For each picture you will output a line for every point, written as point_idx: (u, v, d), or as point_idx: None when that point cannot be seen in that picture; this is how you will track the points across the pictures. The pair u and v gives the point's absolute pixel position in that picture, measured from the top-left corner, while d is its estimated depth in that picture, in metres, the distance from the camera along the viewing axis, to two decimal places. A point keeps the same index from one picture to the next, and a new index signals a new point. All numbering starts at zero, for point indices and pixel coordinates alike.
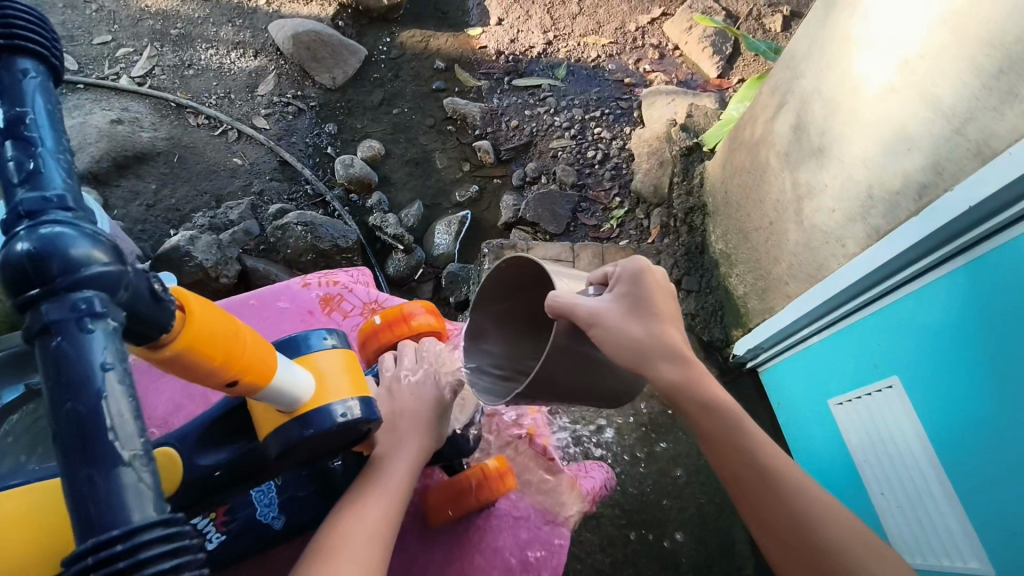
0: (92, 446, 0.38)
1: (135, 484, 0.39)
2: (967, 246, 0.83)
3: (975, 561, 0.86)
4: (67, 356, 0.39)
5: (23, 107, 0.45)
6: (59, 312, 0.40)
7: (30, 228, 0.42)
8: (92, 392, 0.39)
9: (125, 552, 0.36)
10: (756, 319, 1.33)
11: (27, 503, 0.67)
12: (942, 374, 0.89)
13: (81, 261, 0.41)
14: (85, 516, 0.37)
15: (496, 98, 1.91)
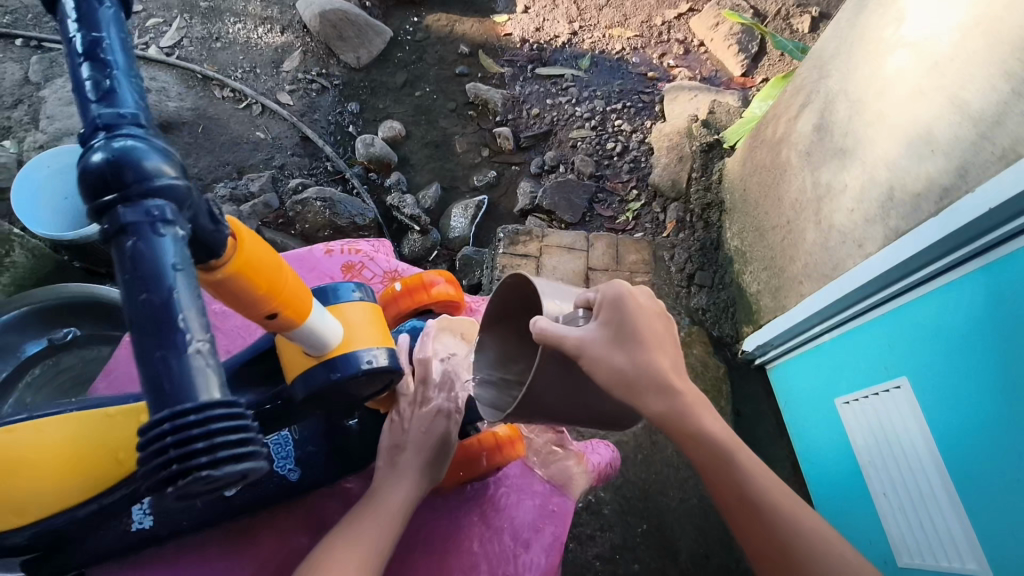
0: (166, 331, 0.40)
1: (203, 367, 0.40)
2: (985, 249, 0.83)
3: (974, 563, 0.87)
4: (142, 254, 0.41)
5: (99, 31, 0.46)
6: (134, 216, 0.42)
7: (106, 140, 0.43)
8: (166, 288, 0.41)
9: (198, 421, 0.37)
10: (767, 316, 1.34)
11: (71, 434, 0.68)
12: (954, 379, 0.89)
13: (155, 174, 0.43)
14: (159, 390, 0.39)
15: (519, 85, 1.92)
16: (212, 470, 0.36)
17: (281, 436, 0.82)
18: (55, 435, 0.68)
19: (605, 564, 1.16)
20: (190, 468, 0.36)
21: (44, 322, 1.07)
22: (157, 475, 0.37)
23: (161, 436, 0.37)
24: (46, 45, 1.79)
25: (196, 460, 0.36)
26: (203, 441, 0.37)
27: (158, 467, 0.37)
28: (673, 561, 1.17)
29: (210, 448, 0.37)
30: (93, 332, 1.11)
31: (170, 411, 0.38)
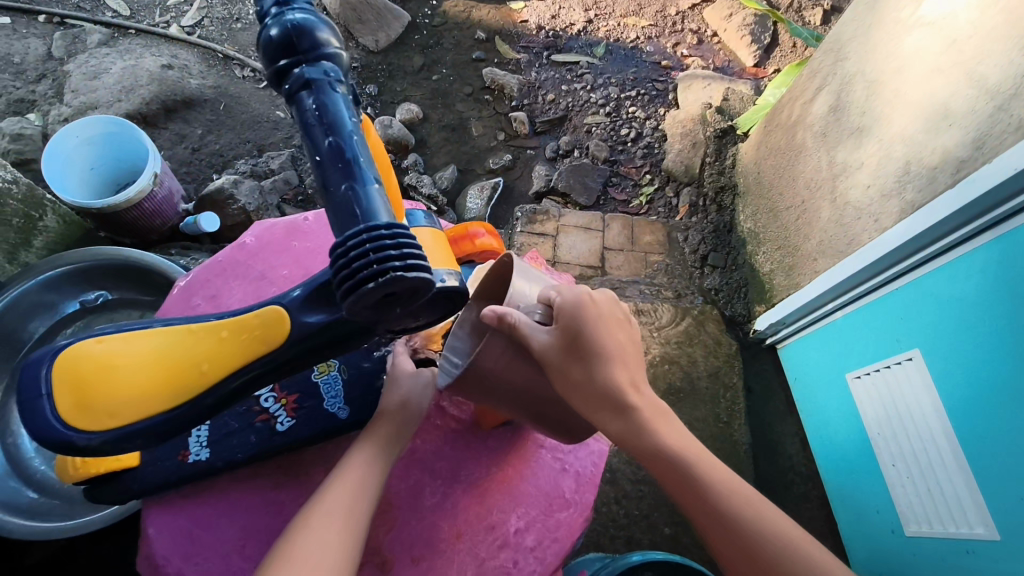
0: (349, 163, 0.53)
1: (379, 190, 0.53)
2: (999, 221, 0.86)
3: (981, 527, 0.91)
4: (325, 106, 0.54)
5: None
6: (315, 75, 0.55)
7: (281, 13, 0.55)
8: (346, 131, 0.53)
9: (388, 235, 0.46)
10: (780, 294, 1.37)
11: (141, 347, 0.61)
12: (966, 347, 0.91)
13: (325, 42, 0.56)
14: (351, 207, 0.51)
15: (534, 71, 1.94)
16: (407, 272, 0.45)
17: (331, 375, 0.81)
18: (130, 348, 0.61)
19: (620, 531, 1.19)
20: (387, 272, 0.44)
21: (77, 284, 1.08)
22: (354, 278, 0.45)
23: (361, 245, 0.46)
24: (70, 22, 1.81)
25: (392, 264, 0.45)
26: (394, 246, 0.45)
27: (355, 272, 0.45)
28: (686, 529, 1.20)
29: (403, 259, 0.45)
30: (126, 295, 1.13)
31: (367, 228, 0.47)
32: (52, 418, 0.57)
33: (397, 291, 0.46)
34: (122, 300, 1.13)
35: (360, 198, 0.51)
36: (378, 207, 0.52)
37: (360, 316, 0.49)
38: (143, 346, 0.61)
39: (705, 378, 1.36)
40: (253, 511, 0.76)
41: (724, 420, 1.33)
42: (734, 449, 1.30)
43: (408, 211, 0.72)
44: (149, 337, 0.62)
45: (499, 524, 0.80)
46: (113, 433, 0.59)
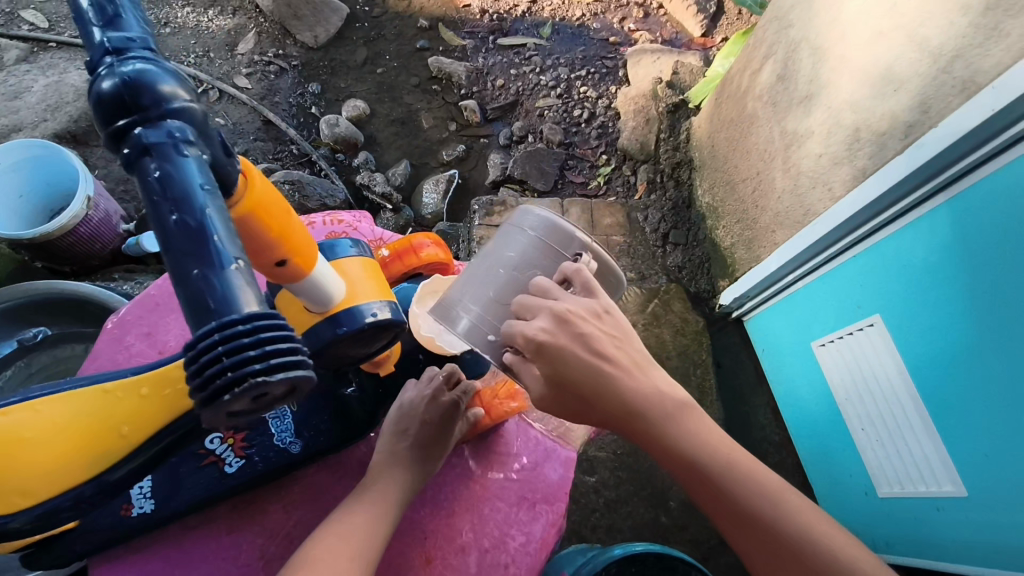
0: (202, 245, 0.39)
1: (244, 280, 0.39)
2: (950, 182, 0.86)
3: (949, 485, 0.93)
4: (168, 172, 0.41)
5: None
6: (156, 138, 0.42)
7: (115, 63, 0.43)
8: (196, 203, 0.40)
9: (247, 329, 0.36)
10: (742, 267, 1.37)
11: (45, 417, 0.59)
12: (926, 309, 0.92)
13: (172, 96, 0.43)
14: (200, 305, 0.38)
15: (481, 57, 1.90)
16: (267, 376, 0.35)
17: (280, 411, 0.76)
18: (39, 418, 0.58)
19: (602, 520, 1.18)
20: (243, 379, 0.34)
21: (7, 323, 1.01)
22: (205, 397, 0.35)
23: (210, 346, 0.35)
24: None
25: (250, 366, 0.34)
26: (254, 347, 0.35)
27: (204, 385, 0.35)
28: (665, 510, 1.21)
29: (264, 357, 0.35)
30: (64, 330, 1.07)
31: (220, 323, 0.36)
32: None
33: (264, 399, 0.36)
34: (63, 336, 1.07)
35: (215, 291, 0.38)
36: (241, 302, 0.38)
37: (219, 425, 0.38)
38: (52, 414, 0.59)
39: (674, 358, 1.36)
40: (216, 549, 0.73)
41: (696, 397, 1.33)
42: None
43: (331, 240, 0.69)
44: (59, 404, 0.60)
45: (474, 538, 0.79)
46: (30, 511, 0.56)
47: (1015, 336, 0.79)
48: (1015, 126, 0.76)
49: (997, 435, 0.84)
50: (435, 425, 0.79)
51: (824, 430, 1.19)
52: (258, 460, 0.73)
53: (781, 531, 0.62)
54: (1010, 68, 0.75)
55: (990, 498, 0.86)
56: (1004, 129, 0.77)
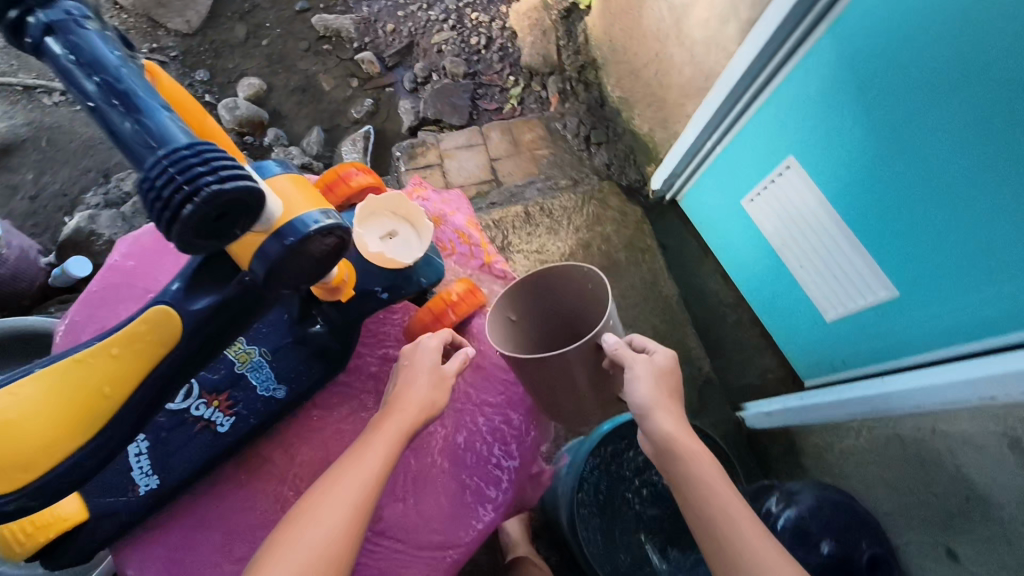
0: (129, 100, 0.50)
1: (172, 121, 0.50)
2: (829, 10, 0.91)
3: (883, 290, 1.02)
4: (81, 48, 0.51)
5: None
6: (57, 18, 0.52)
7: None
8: (112, 68, 0.51)
9: (192, 154, 0.44)
10: (664, 149, 1.42)
11: (25, 398, 0.57)
12: (832, 137, 0.99)
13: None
14: (146, 144, 0.49)
15: (365, 5, 1.84)
16: (221, 184, 0.43)
17: (256, 362, 0.79)
18: (19, 399, 0.57)
19: None
20: (200, 188, 0.42)
21: None
22: (169, 208, 0.43)
23: (165, 172, 0.43)
24: None
25: (203, 179, 0.43)
26: (203, 165, 0.43)
27: (166, 201, 0.43)
28: None
29: (214, 171, 0.44)
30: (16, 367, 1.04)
31: (167, 154, 0.44)
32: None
33: (222, 208, 0.44)
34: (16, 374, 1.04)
35: (151, 129, 0.49)
36: (175, 134, 0.49)
37: (193, 250, 0.47)
38: (32, 393, 0.58)
39: (623, 250, 1.41)
40: (234, 514, 0.76)
41: (650, 280, 1.40)
42: (667, 303, 1.38)
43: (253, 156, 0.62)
44: (36, 382, 0.58)
45: None
46: (39, 484, 0.58)
47: (912, 137, 0.87)
48: None
49: (914, 232, 0.92)
50: (435, 373, 0.77)
51: (770, 277, 1.28)
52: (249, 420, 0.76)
53: (712, 525, 0.68)
54: None
55: (920, 289, 0.96)
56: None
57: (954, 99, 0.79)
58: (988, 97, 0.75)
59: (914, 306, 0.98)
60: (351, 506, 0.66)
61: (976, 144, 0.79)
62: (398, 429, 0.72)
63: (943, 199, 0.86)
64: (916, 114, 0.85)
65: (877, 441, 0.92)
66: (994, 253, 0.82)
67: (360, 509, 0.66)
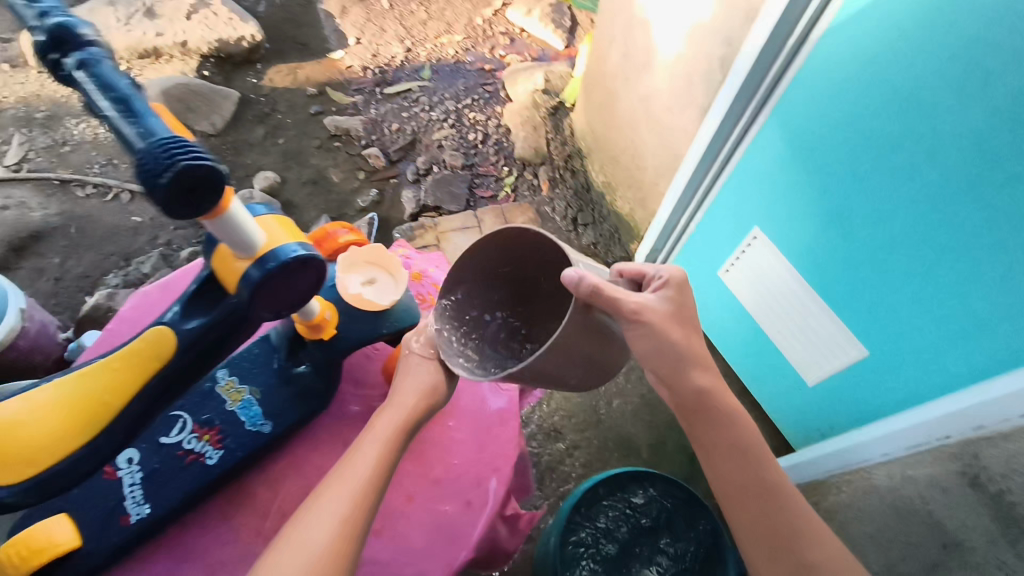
0: (128, 103, 0.50)
1: (128, 125, 0.49)
2: (771, 97, 1.04)
3: (855, 350, 1.08)
4: (104, 73, 0.52)
5: (74, 22, 0.52)
6: (84, 57, 0.51)
7: (71, 55, 0.51)
8: (121, 87, 0.51)
9: (173, 142, 0.48)
10: (645, 227, 1.51)
11: (65, 406, 0.70)
12: (795, 210, 1.08)
13: (90, 38, 0.52)
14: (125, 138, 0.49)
15: (373, 108, 2.03)
16: (197, 154, 0.49)
17: (246, 400, 0.89)
18: (45, 397, 0.71)
19: (581, 479, 1.28)
20: (184, 149, 0.48)
21: None
22: (148, 170, 0.47)
23: (171, 143, 0.48)
24: None
25: (184, 144, 0.49)
26: (174, 139, 0.48)
27: (154, 168, 0.47)
28: (636, 456, 1.31)
29: (181, 151, 0.48)
30: None
31: (157, 143, 0.48)
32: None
33: (190, 183, 0.49)
34: None
35: (144, 125, 0.49)
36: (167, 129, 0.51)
37: (174, 211, 0.49)
38: (51, 396, 0.71)
39: None
40: None
41: None
42: None
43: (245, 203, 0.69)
44: (80, 382, 0.72)
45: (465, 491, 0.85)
46: (37, 479, 0.69)
47: (864, 206, 0.95)
48: (796, 34, 0.95)
49: (876, 289, 0.99)
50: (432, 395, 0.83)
51: (748, 346, 1.34)
52: (235, 448, 0.86)
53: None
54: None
55: (894, 340, 1.00)
56: (800, 23, 0.93)
57: (901, 150, 0.86)
58: (925, 144, 0.83)
59: (893, 353, 1.01)
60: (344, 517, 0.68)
61: (936, 184, 0.83)
62: (394, 432, 0.77)
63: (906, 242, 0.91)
64: (861, 169, 0.93)
65: (853, 495, 0.95)
66: (966, 293, 0.86)
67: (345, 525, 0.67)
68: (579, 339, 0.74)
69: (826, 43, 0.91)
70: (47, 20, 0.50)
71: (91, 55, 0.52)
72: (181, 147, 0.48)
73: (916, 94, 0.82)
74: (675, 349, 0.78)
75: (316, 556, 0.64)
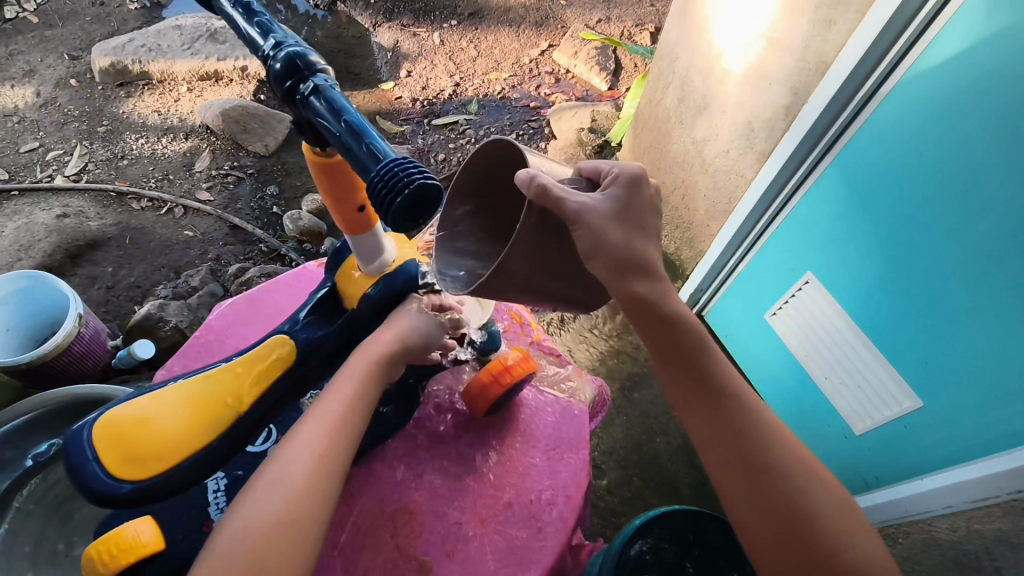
0: (354, 127, 0.54)
1: (359, 149, 0.53)
2: (831, 145, 1.07)
3: (907, 401, 1.05)
4: (332, 98, 0.56)
5: (307, 53, 0.58)
6: (317, 83, 0.57)
7: (304, 86, 0.57)
8: (351, 110, 0.55)
9: (401, 159, 0.51)
10: (691, 266, 1.54)
11: (189, 403, 0.78)
12: (849, 255, 1.09)
13: (318, 65, 0.58)
14: (360, 161, 0.53)
15: (420, 138, 2.07)
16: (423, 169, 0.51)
17: None
18: (171, 397, 0.78)
19: (622, 517, 1.27)
20: (408, 169, 0.49)
21: (30, 433, 1.06)
22: (375, 187, 0.50)
23: (390, 163, 0.50)
24: None
25: (405, 159, 0.51)
26: (401, 157, 0.51)
27: (379, 185, 0.49)
28: (678, 496, 1.30)
29: (414, 169, 0.50)
30: None
31: (384, 163, 0.50)
32: (106, 475, 0.72)
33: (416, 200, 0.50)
34: None
35: (375, 146, 0.52)
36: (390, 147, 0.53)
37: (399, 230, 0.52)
38: (175, 397, 0.78)
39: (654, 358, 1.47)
40: None
41: None
42: None
43: None
44: (202, 382, 0.80)
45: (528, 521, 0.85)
46: (163, 473, 0.74)
47: (920, 252, 0.96)
48: (863, 88, 0.98)
49: (929, 338, 0.98)
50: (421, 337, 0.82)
51: (793, 390, 1.33)
52: None
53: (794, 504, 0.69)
54: (843, 50, 0.99)
55: (941, 394, 0.99)
56: (871, 76, 0.97)
57: (958, 199, 0.88)
58: (981, 192, 0.85)
59: (942, 406, 0.99)
60: (317, 451, 0.68)
61: (994, 231, 0.85)
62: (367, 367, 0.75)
63: (962, 289, 0.91)
64: (916, 222, 0.95)
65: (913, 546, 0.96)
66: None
67: (319, 461, 0.67)
68: (520, 256, 0.65)
69: (890, 99, 0.94)
70: (286, 52, 0.56)
71: (318, 80, 0.57)
72: (407, 163, 0.50)
73: (974, 145, 0.84)
74: (614, 253, 0.69)
75: (296, 492, 0.64)
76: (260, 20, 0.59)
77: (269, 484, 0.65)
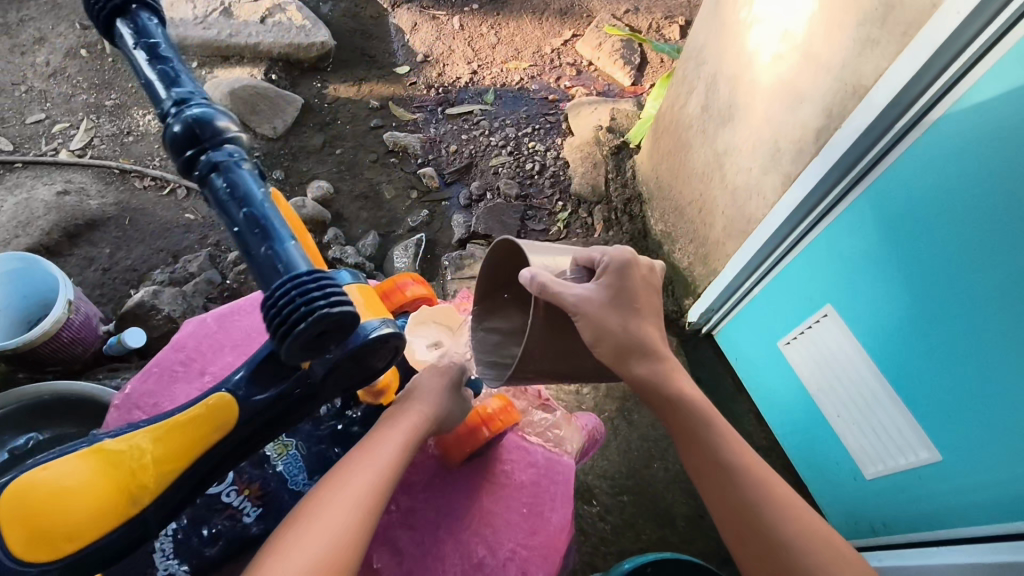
0: (264, 226, 0.59)
1: (266, 252, 0.58)
2: (864, 174, 0.98)
3: (925, 452, 0.98)
4: (237, 182, 0.61)
5: (216, 124, 0.63)
6: (220, 158, 0.62)
7: (214, 168, 0.62)
8: (257, 202, 0.60)
9: (306, 276, 0.54)
10: (703, 284, 1.45)
11: (108, 473, 0.70)
12: (874, 292, 1.01)
13: (226, 140, 0.63)
14: (271, 270, 0.58)
15: (433, 127, 2.01)
16: (327, 288, 0.54)
17: (291, 455, 0.93)
18: (89, 466, 0.70)
19: (611, 547, 1.22)
20: (313, 309, 0.52)
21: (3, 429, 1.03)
22: (272, 308, 0.54)
23: (290, 291, 0.53)
24: None
25: (307, 276, 0.55)
26: (307, 275, 0.54)
27: (279, 306, 0.53)
28: (672, 528, 1.24)
29: (325, 296, 0.53)
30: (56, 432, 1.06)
31: (290, 281, 0.54)
32: (10, 557, 0.65)
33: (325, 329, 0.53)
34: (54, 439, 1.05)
35: (276, 253, 0.58)
36: (296, 258, 0.59)
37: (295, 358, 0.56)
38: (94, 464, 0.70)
39: None
40: None
41: None
42: None
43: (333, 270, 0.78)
44: (127, 446, 0.72)
45: None
46: (78, 554, 0.68)
47: (951, 299, 0.88)
48: (904, 117, 0.89)
49: (953, 390, 0.91)
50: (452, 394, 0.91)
51: (803, 424, 1.26)
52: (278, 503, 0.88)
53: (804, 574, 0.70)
54: (888, 70, 0.89)
55: (963, 451, 0.91)
56: (915, 104, 0.87)
57: (996, 247, 0.80)
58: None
59: (961, 463, 0.92)
60: (361, 503, 0.71)
61: None
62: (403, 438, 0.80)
63: (995, 343, 0.83)
64: (948, 267, 0.87)
65: None
66: None
67: (358, 506, 0.70)
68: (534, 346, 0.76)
69: (933, 130, 0.85)
70: (190, 122, 0.61)
71: (226, 158, 0.62)
72: (314, 283, 0.53)
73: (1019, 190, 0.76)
74: (614, 340, 0.77)
75: (334, 536, 0.67)
76: (171, 84, 0.64)
77: (304, 529, 0.67)
